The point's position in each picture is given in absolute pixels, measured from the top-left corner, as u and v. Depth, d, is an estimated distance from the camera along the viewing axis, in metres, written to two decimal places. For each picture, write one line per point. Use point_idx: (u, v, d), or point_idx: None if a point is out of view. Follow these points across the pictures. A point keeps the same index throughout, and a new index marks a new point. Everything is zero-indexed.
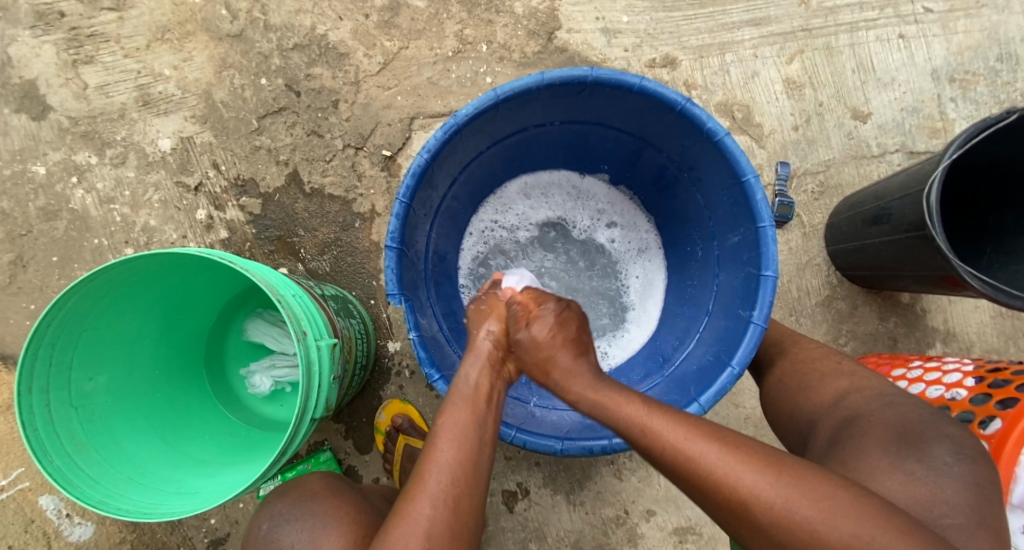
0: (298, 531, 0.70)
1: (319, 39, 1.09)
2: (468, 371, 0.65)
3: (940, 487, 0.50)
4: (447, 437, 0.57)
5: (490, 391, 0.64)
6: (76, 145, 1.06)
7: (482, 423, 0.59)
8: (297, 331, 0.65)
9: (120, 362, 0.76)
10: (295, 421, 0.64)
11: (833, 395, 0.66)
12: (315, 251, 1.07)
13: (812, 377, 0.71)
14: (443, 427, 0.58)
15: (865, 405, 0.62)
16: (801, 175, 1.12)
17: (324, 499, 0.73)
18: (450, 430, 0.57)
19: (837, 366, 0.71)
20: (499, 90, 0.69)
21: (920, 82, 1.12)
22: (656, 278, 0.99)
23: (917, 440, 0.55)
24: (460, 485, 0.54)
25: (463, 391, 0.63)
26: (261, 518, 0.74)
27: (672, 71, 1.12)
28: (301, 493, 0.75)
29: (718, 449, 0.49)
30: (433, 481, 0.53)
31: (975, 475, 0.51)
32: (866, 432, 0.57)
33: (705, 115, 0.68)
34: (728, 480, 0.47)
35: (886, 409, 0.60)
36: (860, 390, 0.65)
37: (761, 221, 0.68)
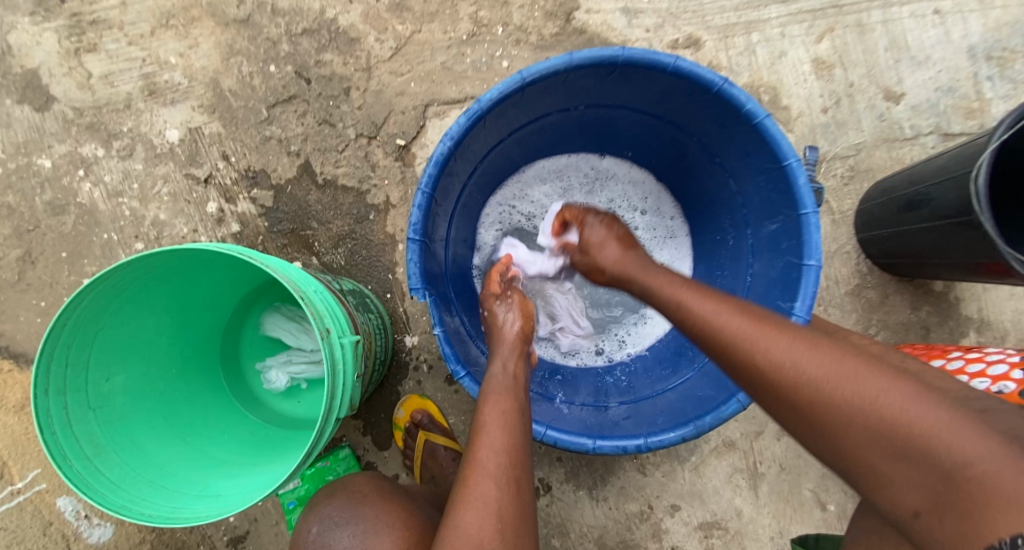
0: (351, 536, 0.67)
1: (329, 23, 1.05)
2: (504, 359, 0.69)
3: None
4: (495, 425, 0.60)
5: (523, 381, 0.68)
6: (81, 137, 1.03)
7: (522, 408, 0.63)
8: (322, 328, 0.62)
9: (138, 361, 0.74)
10: (321, 422, 0.62)
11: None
12: (329, 244, 1.04)
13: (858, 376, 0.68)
14: (486, 418, 0.61)
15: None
16: (830, 160, 1.08)
17: (377, 502, 0.71)
18: (495, 417, 0.61)
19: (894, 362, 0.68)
20: (526, 72, 0.65)
21: (955, 60, 1.07)
22: (682, 268, 0.95)
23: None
24: (514, 465, 0.57)
25: (501, 378, 0.66)
26: (308, 522, 0.71)
27: (695, 52, 1.08)
28: (352, 494, 0.72)
29: (782, 339, 0.50)
30: (488, 460, 0.57)
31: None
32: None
33: (744, 97, 0.64)
34: (785, 367, 0.48)
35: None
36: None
37: (803, 209, 0.65)
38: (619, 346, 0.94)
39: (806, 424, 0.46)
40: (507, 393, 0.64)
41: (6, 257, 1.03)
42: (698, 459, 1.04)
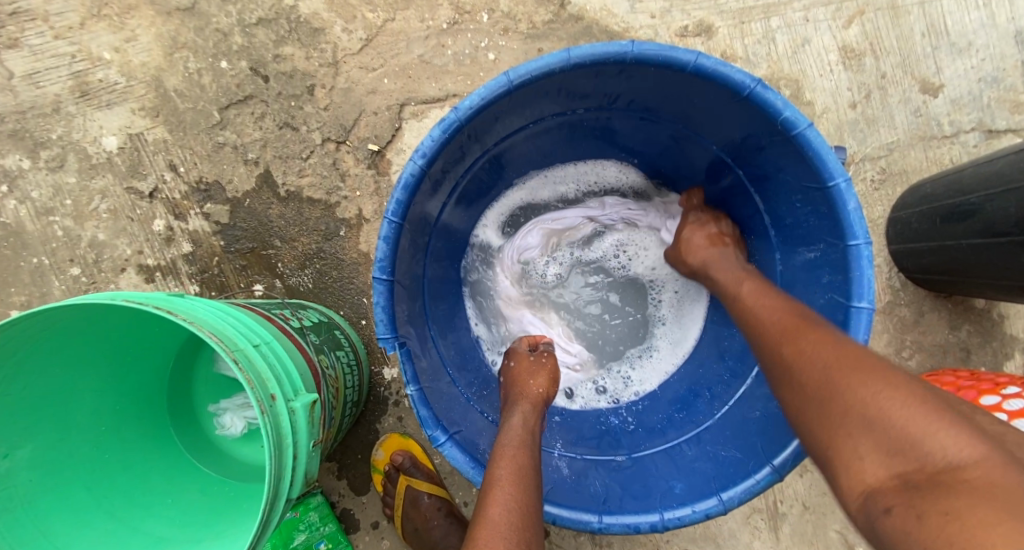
0: None
1: (287, 11, 0.91)
2: (523, 412, 0.61)
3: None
4: (509, 472, 0.51)
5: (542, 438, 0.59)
6: (4, 147, 0.90)
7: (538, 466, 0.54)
8: (259, 400, 0.50)
9: (53, 426, 0.62)
10: (263, 514, 0.50)
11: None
12: (294, 265, 0.92)
13: None
14: (500, 470, 0.52)
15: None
16: (859, 161, 0.96)
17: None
18: (512, 467, 0.52)
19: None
20: (512, 74, 0.52)
21: (1001, 47, 0.94)
22: (698, 302, 0.81)
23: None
24: (528, 527, 0.47)
25: (516, 430, 0.58)
26: None
27: (707, 40, 0.95)
28: None
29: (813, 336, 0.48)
30: (500, 509, 0.47)
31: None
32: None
33: (781, 102, 0.52)
34: (806, 360, 0.46)
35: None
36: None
37: (854, 239, 0.53)
38: (624, 385, 0.80)
39: (812, 409, 0.43)
40: (524, 446, 0.55)
41: None
42: None
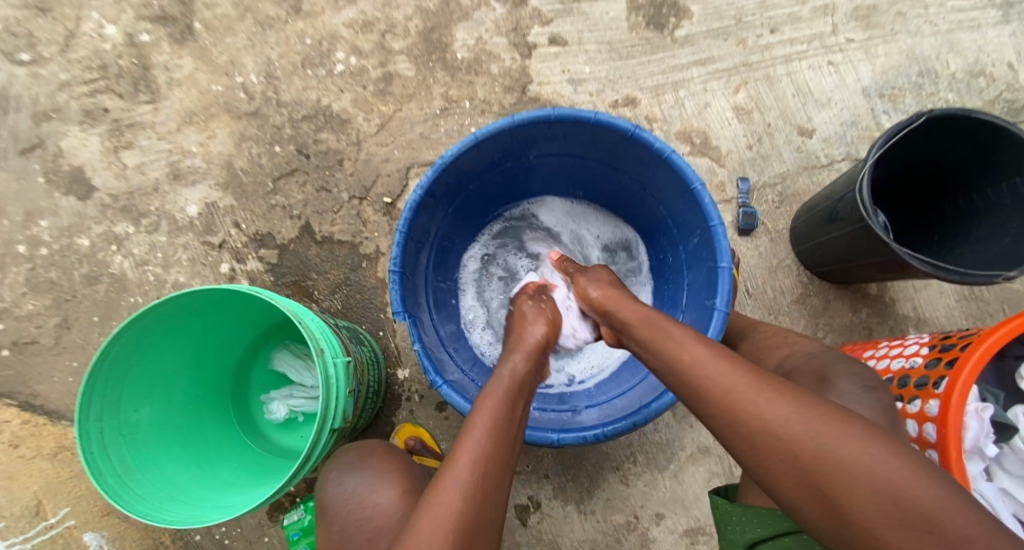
0: (361, 478, 0.78)
1: (324, 109, 1.26)
2: (514, 362, 0.74)
3: (861, 412, 0.62)
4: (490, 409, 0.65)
5: (529, 384, 0.73)
6: (116, 218, 1.21)
7: (518, 411, 0.67)
8: (316, 349, 0.74)
9: (164, 394, 0.85)
10: (317, 430, 0.73)
11: (777, 358, 0.77)
12: (327, 291, 1.18)
13: (765, 351, 0.80)
14: (476, 419, 0.64)
15: (800, 362, 0.73)
16: (761, 188, 1.24)
17: (385, 455, 0.82)
18: (492, 404, 0.66)
19: (783, 338, 0.81)
20: (478, 133, 0.82)
21: (853, 100, 1.26)
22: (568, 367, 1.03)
23: (829, 379, 0.66)
24: (491, 463, 0.60)
25: (505, 379, 0.71)
26: (327, 469, 0.82)
27: (633, 109, 1.28)
28: (363, 449, 0.83)
29: (733, 369, 0.57)
30: (472, 446, 0.61)
31: (882, 402, 0.64)
32: (795, 379, 0.69)
33: (652, 138, 0.80)
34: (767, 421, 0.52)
35: (810, 360, 0.72)
36: (796, 352, 0.76)
37: (712, 221, 0.78)
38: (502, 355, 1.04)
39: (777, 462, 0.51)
40: (502, 400, 0.67)
41: (45, 325, 1.17)
42: (677, 467, 1.11)
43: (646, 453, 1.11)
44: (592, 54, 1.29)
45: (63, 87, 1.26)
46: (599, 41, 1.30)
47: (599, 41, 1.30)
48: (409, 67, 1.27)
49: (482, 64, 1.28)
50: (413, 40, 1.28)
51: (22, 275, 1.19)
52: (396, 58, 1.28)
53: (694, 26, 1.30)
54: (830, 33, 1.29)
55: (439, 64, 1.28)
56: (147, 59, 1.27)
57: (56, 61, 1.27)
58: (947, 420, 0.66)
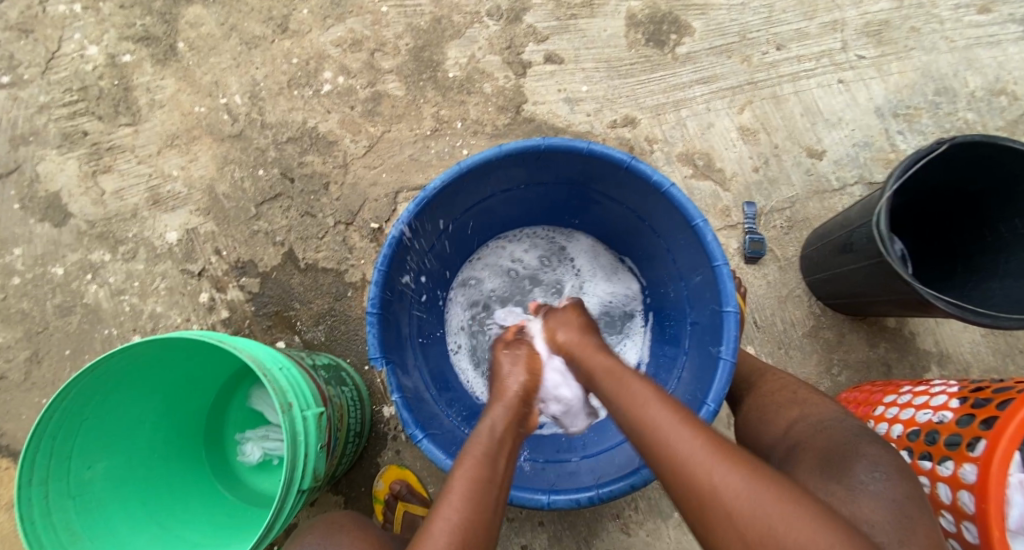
0: None
1: (310, 131, 1.21)
2: (494, 419, 0.67)
3: (859, 506, 0.52)
4: (459, 495, 0.56)
5: (510, 449, 0.64)
6: (92, 245, 1.16)
7: (496, 479, 0.59)
8: (282, 403, 0.68)
9: (121, 448, 0.79)
10: (281, 496, 0.66)
11: (784, 425, 0.69)
12: (310, 322, 1.13)
13: (769, 408, 0.73)
14: (455, 486, 0.57)
15: (805, 431, 0.65)
16: (768, 213, 1.17)
17: (348, 531, 0.74)
18: (462, 486, 0.57)
19: (791, 396, 0.73)
20: (462, 164, 0.76)
21: (866, 119, 1.20)
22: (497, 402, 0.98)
23: (840, 462, 0.58)
24: (467, 544, 0.53)
25: (482, 437, 0.64)
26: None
27: (633, 129, 1.22)
28: (331, 525, 0.76)
29: (737, 474, 0.47)
30: (443, 535, 0.53)
31: (893, 491, 0.53)
32: (800, 458, 0.61)
33: (650, 169, 0.74)
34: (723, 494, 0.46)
35: (818, 433, 0.63)
36: (805, 417, 0.67)
37: (715, 261, 0.71)
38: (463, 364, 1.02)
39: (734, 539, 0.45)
40: (486, 459, 0.60)
41: (15, 359, 1.12)
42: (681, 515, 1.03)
43: (649, 499, 1.04)
44: (590, 72, 1.24)
45: (41, 109, 1.22)
46: (596, 58, 1.24)
47: (597, 59, 1.24)
48: (399, 86, 1.23)
49: (475, 84, 1.22)
50: (403, 59, 1.23)
51: None
52: (385, 77, 1.23)
53: (696, 43, 1.24)
54: (840, 50, 1.23)
55: (430, 84, 1.23)
56: (129, 80, 1.23)
57: (35, 83, 1.23)
58: (987, 490, 0.59)
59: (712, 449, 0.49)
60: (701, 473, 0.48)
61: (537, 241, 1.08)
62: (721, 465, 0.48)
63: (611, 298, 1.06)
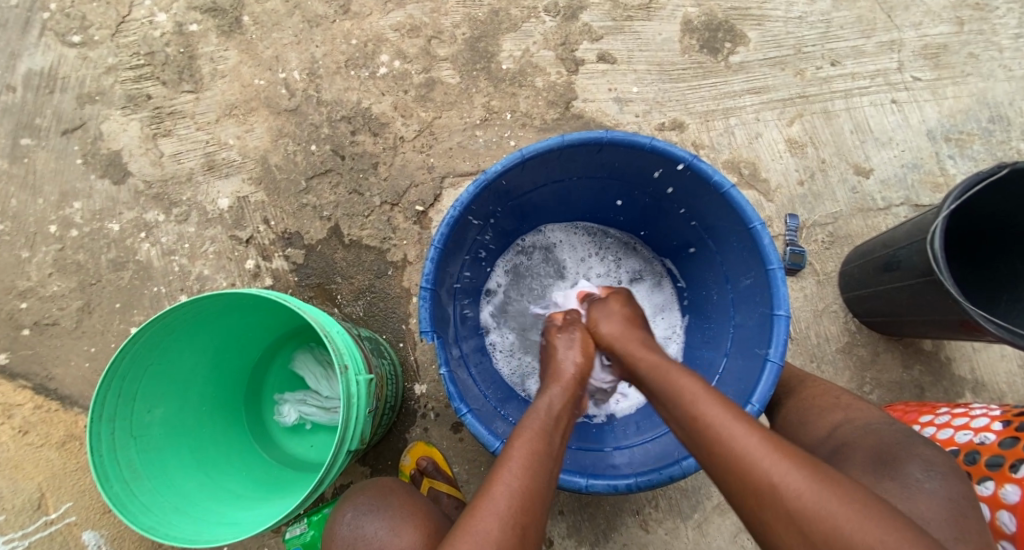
0: (381, 520, 0.74)
1: (363, 111, 1.23)
2: (551, 396, 0.70)
3: (916, 504, 0.55)
4: (519, 466, 0.58)
5: (565, 426, 0.67)
6: (148, 205, 1.20)
7: (552, 453, 0.61)
8: (341, 364, 0.71)
9: (176, 397, 0.83)
10: (334, 451, 0.69)
11: (827, 428, 0.71)
12: (351, 296, 1.15)
13: (813, 411, 0.76)
14: (513, 454, 0.59)
15: (854, 434, 0.67)
16: (810, 226, 1.17)
17: (400, 492, 0.78)
18: (522, 455, 0.59)
19: (834, 400, 0.75)
20: (525, 150, 0.78)
21: (917, 141, 1.19)
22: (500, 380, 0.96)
23: (892, 461, 0.61)
24: (525, 510, 0.55)
25: (539, 413, 0.66)
26: (342, 509, 0.77)
27: (680, 133, 1.22)
28: (381, 487, 0.79)
29: (799, 473, 0.47)
30: (502, 499, 0.55)
31: (947, 490, 0.57)
32: (849, 456, 0.64)
33: (711, 170, 0.75)
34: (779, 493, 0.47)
35: (868, 434, 0.66)
36: (851, 421, 0.70)
37: (769, 264, 0.73)
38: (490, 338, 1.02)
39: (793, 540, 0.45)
40: (542, 434, 0.62)
41: (67, 308, 1.16)
42: (701, 517, 1.04)
43: (670, 498, 1.05)
44: (642, 74, 1.25)
45: (109, 70, 1.26)
46: (649, 61, 1.25)
47: (649, 61, 1.25)
48: (453, 74, 1.25)
49: (527, 77, 1.24)
50: (460, 48, 1.26)
51: (51, 255, 1.19)
52: (440, 64, 1.25)
53: (750, 53, 1.25)
54: (895, 70, 1.23)
55: (483, 74, 1.25)
56: (194, 48, 1.27)
57: (105, 45, 1.27)
58: None
59: (770, 446, 0.50)
60: (761, 468, 0.48)
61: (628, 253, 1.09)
62: (783, 463, 0.48)
63: (647, 331, 1.05)
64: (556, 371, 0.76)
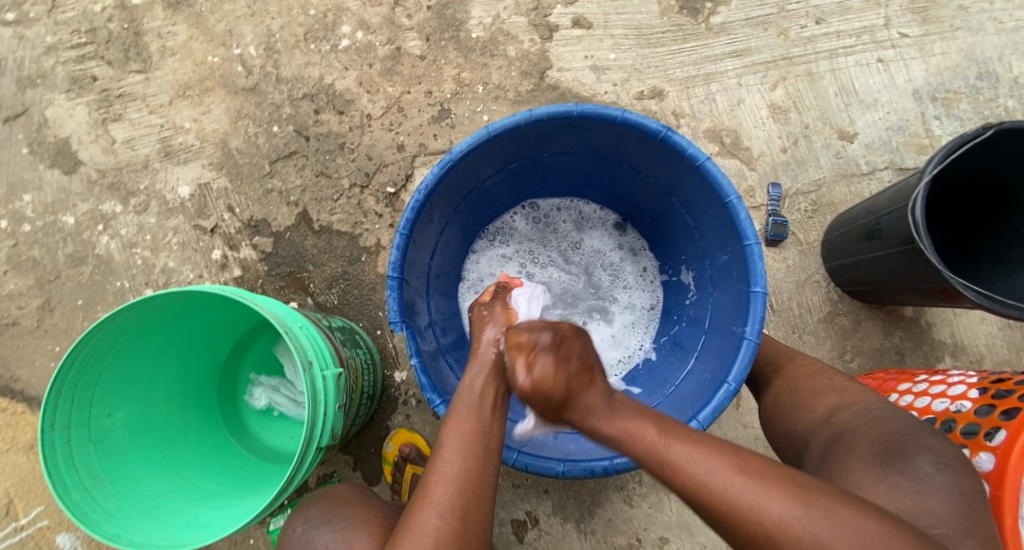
0: (333, 532, 0.72)
1: (326, 87, 1.16)
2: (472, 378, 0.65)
3: (924, 498, 0.55)
4: (452, 449, 0.58)
5: (495, 401, 0.63)
6: (103, 196, 1.14)
7: (489, 432, 0.60)
8: (303, 360, 0.68)
9: (137, 398, 0.80)
10: (301, 450, 0.67)
11: (823, 412, 0.70)
12: (324, 285, 1.12)
13: (804, 393, 0.75)
14: (445, 439, 0.59)
15: (854, 423, 0.66)
16: (793, 195, 1.14)
17: (356, 503, 0.77)
18: (453, 440, 0.58)
19: (829, 383, 0.75)
20: (491, 127, 0.73)
21: (903, 102, 1.16)
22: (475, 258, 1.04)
23: (899, 453, 0.60)
24: (462, 493, 0.55)
25: (471, 395, 0.63)
26: (295, 523, 0.76)
27: (660, 102, 1.17)
28: (334, 497, 0.78)
29: (735, 479, 0.49)
30: (437, 489, 0.55)
31: (955, 483, 0.56)
32: (846, 444, 0.63)
33: (685, 142, 0.71)
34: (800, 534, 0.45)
35: (869, 423, 0.65)
36: (849, 405, 0.69)
37: (746, 240, 0.70)
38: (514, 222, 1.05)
39: None
40: (471, 411, 0.61)
41: (27, 307, 1.12)
42: None
43: (653, 473, 1.06)
44: (619, 39, 1.18)
45: (49, 50, 1.18)
46: (626, 24, 1.19)
47: (627, 25, 1.19)
48: (419, 44, 1.18)
49: (498, 46, 1.18)
50: (426, 16, 1.18)
51: (4, 252, 1.13)
52: (405, 34, 1.18)
53: (732, 12, 1.19)
54: (882, 26, 1.18)
55: (452, 43, 1.18)
56: (140, 24, 1.18)
57: (42, 22, 1.18)
58: (1005, 480, 0.61)
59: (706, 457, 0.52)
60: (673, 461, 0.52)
61: (654, 284, 1.02)
62: (713, 460, 0.51)
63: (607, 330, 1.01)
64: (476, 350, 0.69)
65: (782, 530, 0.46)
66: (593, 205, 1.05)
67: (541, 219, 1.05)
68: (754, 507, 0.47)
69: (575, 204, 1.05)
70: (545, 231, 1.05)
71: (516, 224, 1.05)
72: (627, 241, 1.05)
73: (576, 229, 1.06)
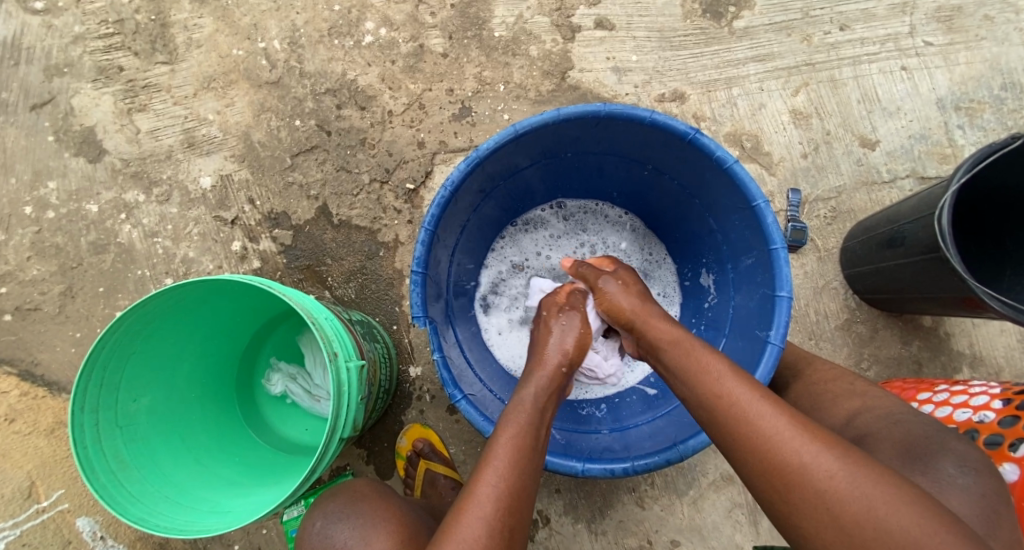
0: (351, 528, 0.73)
1: (349, 83, 1.17)
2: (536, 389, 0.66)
3: (949, 502, 0.55)
4: (505, 466, 0.57)
5: (548, 418, 0.65)
6: (126, 185, 1.16)
7: (539, 450, 0.61)
8: (329, 352, 0.69)
9: (162, 383, 0.81)
10: (325, 441, 0.67)
11: (844, 415, 0.70)
12: (341, 279, 1.12)
13: (823, 397, 0.75)
14: (496, 447, 0.59)
15: (869, 424, 0.66)
16: (813, 201, 1.14)
17: (372, 499, 0.77)
18: (506, 454, 0.58)
19: (849, 387, 0.74)
20: (519, 125, 0.73)
21: (925, 111, 1.15)
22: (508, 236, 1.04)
23: (922, 457, 0.59)
24: (512, 514, 0.55)
25: (525, 406, 0.64)
26: (314, 518, 0.77)
27: (681, 105, 1.17)
28: (352, 493, 0.78)
29: (781, 416, 0.53)
30: (487, 504, 0.55)
31: (982, 490, 0.56)
32: (867, 447, 0.63)
33: (713, 144, 0.71)
34: (833, 476, 0.47)
35: (891, 425, 0.65)
36: (870, 409, 0.69)
37: (773, 244, 0.70)
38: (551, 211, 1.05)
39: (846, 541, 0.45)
40: (528, 429, 0.61)
41: (49, 292, 1.13)
42: (697, 493, 1.05)
43: (666, 476, 1.06)
44: (641, 41, 1.19)
45: (76, 40, 1.19)
46: (648, 27, 1.19)
47: (649, 27, 1.19)
48: (442, 43, 1.18)
49: (520, 45, 1.18)
50: (449, 14, 1.19)
51: (28, 238, 1.15)
52: (429, 32, 1.18)
53: (755, 17, 1.19)
54: (907, 34, 1.18)
55: (474, 42, 1.18)
56: (166, 16, 1.20)
57: (70, 12, 1.19)
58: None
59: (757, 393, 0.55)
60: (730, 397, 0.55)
61: (672, 292, 1.02)
62: (805, 442, 0.50)
63: None
64: (540, 358, 0.71)
65: (825, 473, 0.48)
66: (619, 209, 1.06)
67: (572, 217, 1.06)
68: (791, 442, 0.50)
69: (600, 206, 1.06)
70: (577, 226, 1.06)
71: (545, 219, 1.05)
72: (655, 250, 1.05)
73: (606, 232, 1.05)
